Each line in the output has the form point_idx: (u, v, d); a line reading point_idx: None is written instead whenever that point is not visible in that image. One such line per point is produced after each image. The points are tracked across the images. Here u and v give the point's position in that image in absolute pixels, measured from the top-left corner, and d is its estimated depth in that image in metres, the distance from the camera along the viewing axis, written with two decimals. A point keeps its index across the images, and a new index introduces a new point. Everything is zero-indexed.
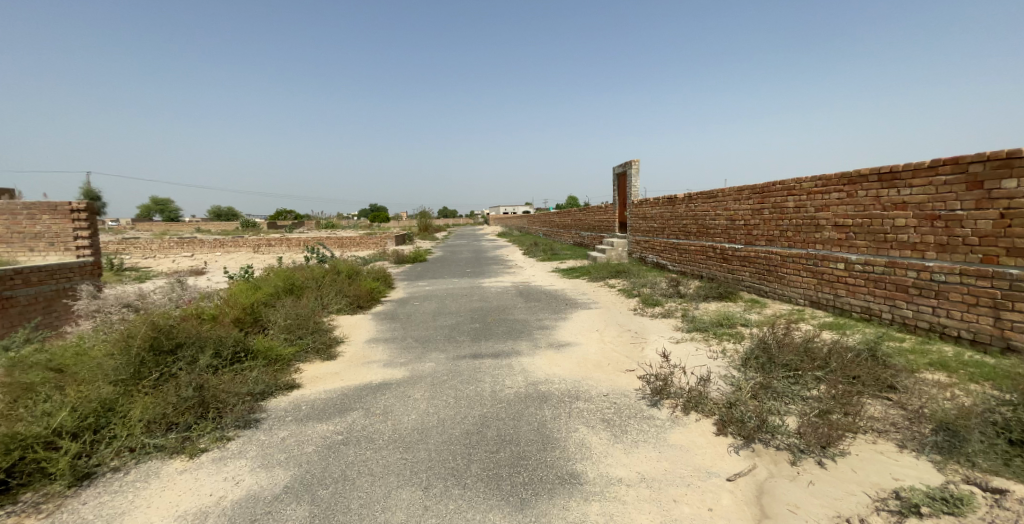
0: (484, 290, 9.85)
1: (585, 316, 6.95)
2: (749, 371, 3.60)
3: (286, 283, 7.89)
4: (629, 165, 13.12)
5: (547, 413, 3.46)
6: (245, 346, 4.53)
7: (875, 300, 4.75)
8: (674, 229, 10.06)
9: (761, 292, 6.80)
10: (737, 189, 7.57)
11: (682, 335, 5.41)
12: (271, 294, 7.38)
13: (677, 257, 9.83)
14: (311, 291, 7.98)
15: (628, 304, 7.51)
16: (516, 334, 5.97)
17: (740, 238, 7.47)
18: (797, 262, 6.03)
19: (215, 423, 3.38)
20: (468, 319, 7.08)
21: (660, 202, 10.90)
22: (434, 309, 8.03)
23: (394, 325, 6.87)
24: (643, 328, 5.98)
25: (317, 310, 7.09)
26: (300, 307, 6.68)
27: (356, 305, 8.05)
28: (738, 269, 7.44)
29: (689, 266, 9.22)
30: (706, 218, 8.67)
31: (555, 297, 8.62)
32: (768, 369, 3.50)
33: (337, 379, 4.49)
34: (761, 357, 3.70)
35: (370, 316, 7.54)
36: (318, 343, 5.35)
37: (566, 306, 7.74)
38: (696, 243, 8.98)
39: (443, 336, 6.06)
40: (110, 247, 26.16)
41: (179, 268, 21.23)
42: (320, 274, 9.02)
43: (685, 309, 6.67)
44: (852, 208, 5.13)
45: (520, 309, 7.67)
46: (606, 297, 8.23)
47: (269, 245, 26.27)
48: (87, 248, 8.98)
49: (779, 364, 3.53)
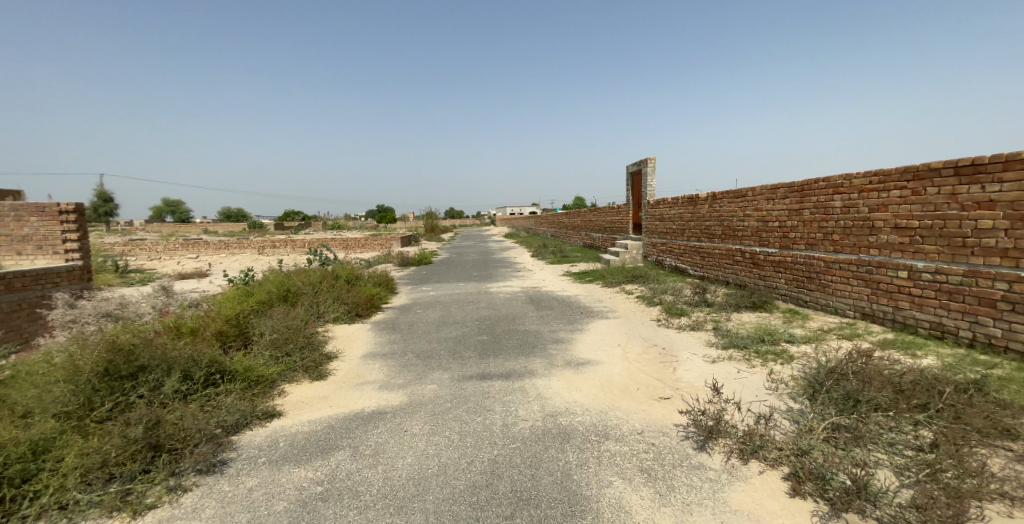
0: (492, 296, 9.23)
1: (603, 327, 6.29)
2: (817, 406, 2.95)
3: (279, 291, 7.30)
4: (644, 163, 12.43)
5: (572, 458, 2.84)
6: (220, 366, 3.95)
7: (950, 316, 4.19)
8: (695, 231, 9.41)
9: (800, 301, 6.15)
10: (771, 188, 6.91)
11: (718, 354, 4.76)
12: (262, 303, 6.81)
13: (699, 261, 9.16)
14: (306, 299, 7.39)
15: (651, 313, 6.85)
16: (529, 349, 5.34)
17: (774, 241, 6.81)
18: (845, 268, 5.38)
19: (170, 470, 2.76)
20: (475, 330, 6.45)
21: (679, 202, 10.23)
22: (439, 318, 7.42)
23: (394, 337, 6.27)
24: (671, 343, 5.33)
25: (310, 321, 6.49)
26: (291, 317, 6.09)
27: (354, 314, 7.44)
28: (772, 275, 6.79)
29: (713, 270, 8.57)
30: (733, 219, 8.00)
31: (568, 305, 7.95)
32: (843, 405, 2.86)
33: (324, 406, 3.89)
34: (831, 389, 3.04)
35: (369, 326, 6.95)
36: (306, 361, 4.75)
37: (582, 315, 7.09)
38: (721, 246, 8.31)
39: (447, 351, 5.45)
40: (115, 249, 25.81)
41: (182, 270, 20.81)
42: (318, 280, 8.44)
43: (716, 320, 6.00)
44: (918, 208, 4.54)
45: (532, 318, 7.03)
46: (625, 305, 7.58)
47: (273, 247, 25.87)
48: (76, 252, 8.30)
49: (856, 399, 2.87)
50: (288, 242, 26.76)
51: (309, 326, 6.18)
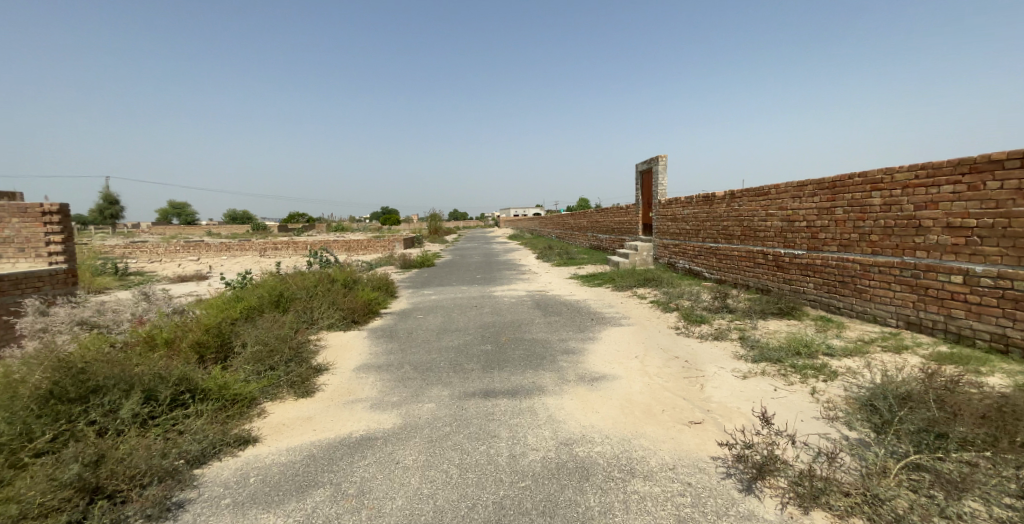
0: (497, 301, 8.75)
1: (617, 336, 5.80)
2: (891, 445, 2.48)
3: (270, 295, 6.85)
4: (654, 161, 11.96)
5: (593, 503, 2.37)
6: (190, 383, 3.49)
7: (1016, 326, 3.80)
8: (711, 231, 8.92)
9: (831, 308, 5.68)
10: (797, 185, 6.42)
11: (749, 369, 4.27)
12: (251, 310, 6.36)
13: (715, 263, 8.68)
14: (299, 305, 6.94)
15: (668, 321, 6.35)
16: (537, 361, 4.87)
17: (800, 242, 6.33)
18: (886, 272, 4.92)
19: (111, 518, 2.29)
20: (479, 338, 5.98)
21: (694, 201, 9.74)
22: (440, 324, 6.96)
23: (392, 346, 5.81)
24: (693, 355, 4.84)
25: (302, 329, 6.04)
26: (280, 325, 5.63)
27: (349, 320, 6.98)
28: (799, 279, 6.31)
29: (731, 274, 8.09)
30: (753, 219, 7.52)
31: (577, 310, 7.46)
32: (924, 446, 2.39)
33: (307, 429, 3.43)
34: (905, 422, 2.56)
35: (365, 333, 6.49)
36: (292, 375, 4.29)
37: (593, 322, 6.60)
38: (740, 248, 7.83)
39: (448, 362, 4.99)
40: (115, 251, 25.56)
41: (182, 273, 20.50)
42: (313, 284, 8.00)
43: (742, 329, 5.50)
44: (976, 204, 4.15)
45: (540, 325, 6.55)
46: (638, 311, 7.09)
47: (275, 248, 25.51)
48: (60, 254, 7.89)
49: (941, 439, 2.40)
50: (290, 244, 26.42)
51: (299, 334, 5.72)
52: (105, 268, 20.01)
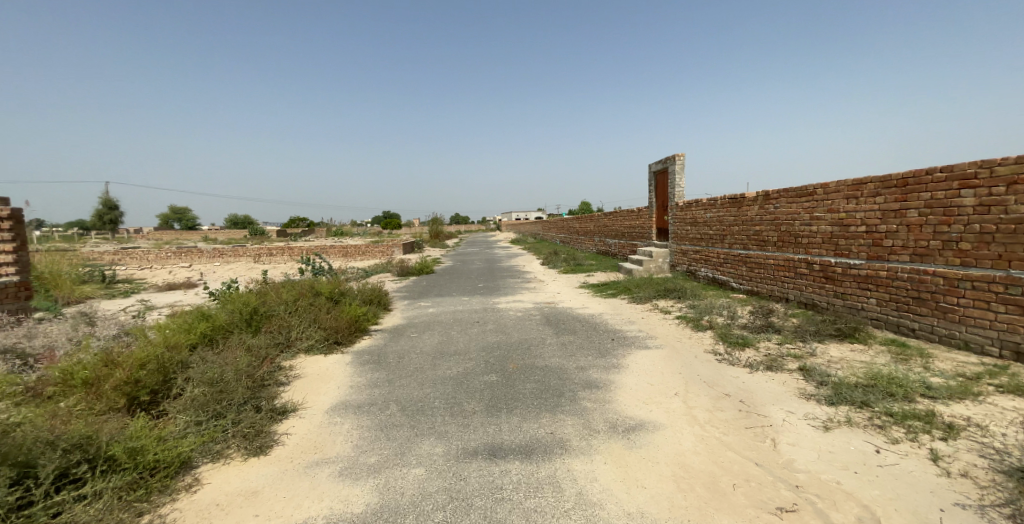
0: (501, 315, 7.81)
1: (645, 363, 4.87)
2: None
3: (241, 312, 5.93)
4: (670, 161, 11.05)
5: None
6: (89, 451, 2.59)
7: None
8: (741, 237, 8.00)
9: (904, 330, 4.75)
10: (853, 183, 5.51)
11: (828, 416, 3.33)
12: (215, 332, 5.44)
13: (746, 273, 7.76)
14: (274, 324, 6.01)
15: (703, 344, 5.41)
16: (553, 402, 3.93)
17: (859, 250, 5.41)
18: (983, 289, 4.01)
19: None
20: (481, 365, 5.05)
21: (719, 204, 8.82)
22: (437, 345, 6.03)
23: (379, 375, 4.88)
24: (748, 392, 3.90)
25: (271, 357, 5.11)
26: (245, 352, 4.70)
27: (332, 342, 6.04)
28: (856, 293, 5.40)
29: (767, 285, 7.18)
30: (795, 223, 6.59)
31: (594, 328, 6.52)
32: None
33: (247, 514, 2.51)
34: None
35: (349, 358, 5.56)
36: (242, 422, 3.36)
37: (614, 344, 5.66)
38: (777, 256, 6.90)
39: (443, 401, 4.06)
40: (105, 257, 24.70)
41: (171, 280, 19.64)
42: (294, 298, 7.08)
43: (798, 356, 4.57)
44: None
45: (552, 348, 5.63)
46: (664, 329, 6.16)
47: (269, 254, 24.67)
48: (9, 266, 7.01)
49: None
50: (285, 249, 25.56)
51: (266, 363, 4.78)
52: (91, 275, 19.19)
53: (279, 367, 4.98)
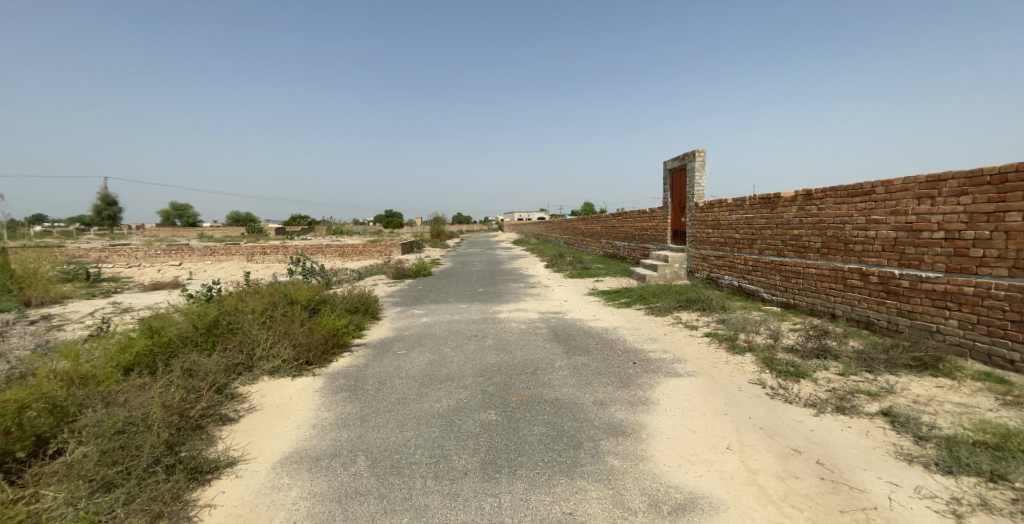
0: (503, 328, 6.89)
1: (679, 399, 3.95)
2: None
3: (196, 326, 5.02)
4: (689, 157, 10.17)
5: None
6: None
7: None
8: (775, 242, 7.09)
9: (1000, 362, 3.88)
10: (929, 181, 4.60)
11: (953, 495, 2.44)
12: (158, 352, 4.52)
13: (781, 284, 6.84)
14: (234, 341, 5.09)
15: (746, 373, 4.48)
16: (569, 459, 2.99)
17: (934, 261, 4.51)
18: None
19: None
20: (477, 397, 4.14)
21: (748, 204, 7.90)
22: (426, 367, 5.13)
23: (351, 410, 3.97)
24: (825, 448, 2.98)
25: (220, 384, 4.19)
26: (181, 382, 3.78)
27: (302, 362, 5.13)
28: (929, 313, 4.50)
29: (807, 298, 6.27)
30: (844, 228, 5.67)
31: (610, 348, 5.59)
32: None
33: None
34: None
35: (320, 383, 4.67)
36: (143, 496, 2.43)
37: (637, 370, 4.73)
38: (822, 265, 5.99)
39: (427, 454, 3.14)
40: (93, 254, 23.81)
41: (157, 280, 18.74)
42: (264, 307, 6.15)
43: (874, 393, 3.64)
44: None
45: (562, 375, 4.69)
46: (695, 352, 5.24)
47: (263, 253, 23.86)
48: None
49: None
50: (280, 248, 24.66)
51: (207, 394, 3.86)
52: (74, 272, 18.30)
53: (228, 398, 4.07)
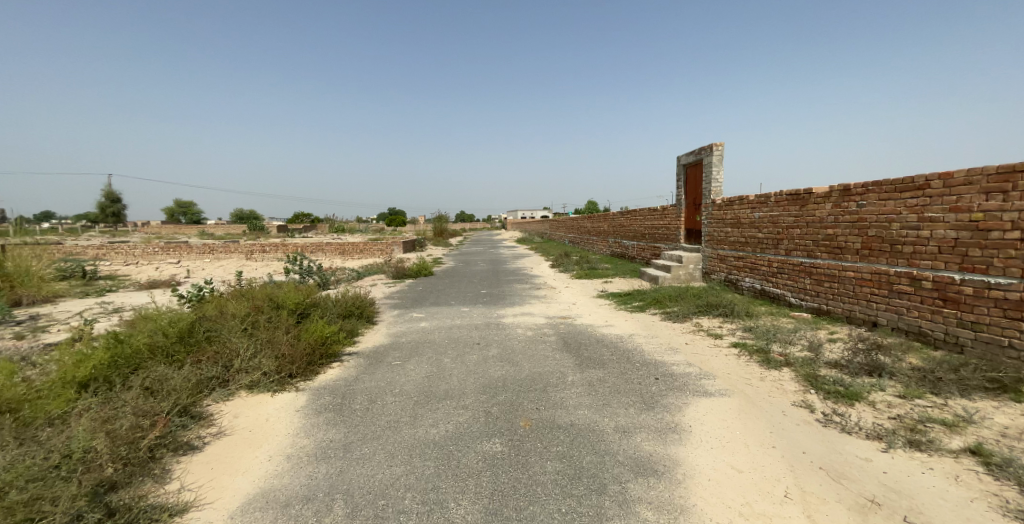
0: (508, 334, 6.34)
1: (715, 427, 3.38)
2: None
3: (167, 334, 4.49)
4: (706, 152, 9.59)
5: None
6: None
7: None
8: (805, 242, 6.50)
9: None
10: (1000, 173, 4.03)
11: None
12: (118, 365, 3.99)
13: (812, 288, 6.25)
14: (208, 352, 4.54)
15: (787, 393, 3.91)
16: (592, 511, 2.44)
17: (1005, 265, 3.94)
18: None
19: None
20: (480, 421, 3.58)
21: (773, 201, 7.32)
22: (423, 381, 4.57)
23: (334, 436, 3.42)
24: (909, 499, 2.42)
25: (183, 405, 3.63)
26: (133, 405, 3.22)
27: (284, 375, 4.58)
28: (999, 326, 3.93)
29: (844, 304, 5.69)
30: (891, 227, 5.09)
31: (627, 360, 5.02)
32: None
33: None
34: None
35: (302, 401, 4.13)
36: None
37: (661, 389, 4.16)
38: (863, 268, 5.41)
39: (420, 501, 2.58)
40: (91, 252, 23.42)
41: (154, 278, 18.28)
42: (247, 312, 5.62)
43: (950, 423, 3.07)
44: None
45: (576, 393, 4.13)
46: (724, 366, 4.67)
47: (262, 251, 23.42)
48: None
49: None
50: (280, 246, 24.20)
51: (164, 419, 3.29)
52: (70, 270, 17.89)
53: (189, 421, 3.51)
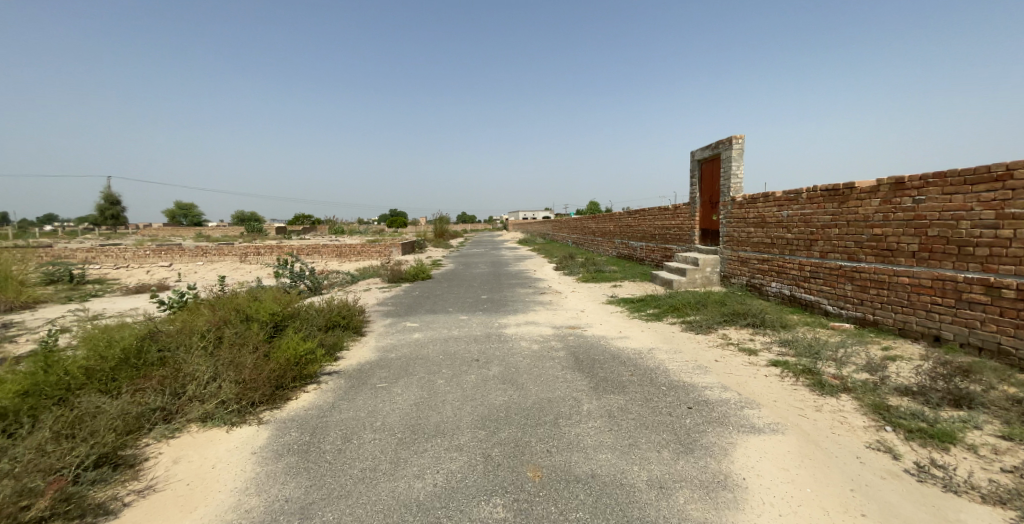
0: (511, 348, 5.61)
1: (780, 483, 2.63)
2: None
3: (106, 356, 3.76)
4: (724, 146, 8.85)
5: None
6: None
7: None
8: (845, 244, 5.78)
9: None
10: None
11: None
12: (34, 397, 3.21)
13: (855, 296, 5.53)
14: (153, 376, 3.79)
15: (856, 430, 3.18)
16: None
17: None
18: None
19: None
20: (478, 471, 2.84)
21: (805, 198, 6.60)
22: (411, 410, 3.84)
23: (293, 492, 2.68)
24: None
25: (99, 455, 2.82)
26: (28, 457, 2.46)
27: (243, 405, 3.82)
28: None
29: (897, 315, 4.97)
30: (959, 226, 4.45)
31: (650, 382, 4.27)
32: None
33: None
34: None
35: (263, 438, 3.40)
36: None
37: (699, 423, 3.42)
38: (921, 273, 4.72)
39: None
40: (79, 255, 22.64)
41: (142, 282, 17.53)
42: (212, 325, 4.89)
43: None
44: None
45: (594, 428, 3.38)
46: (768, 391, 3.93)
47: (256, 253, 22.71)
48: None
49: None
50: (275, 248, 23.52)
51: (59, 480, 2.47)
52: (54, 274, 17.14)
53: (105, 476, 2.73)
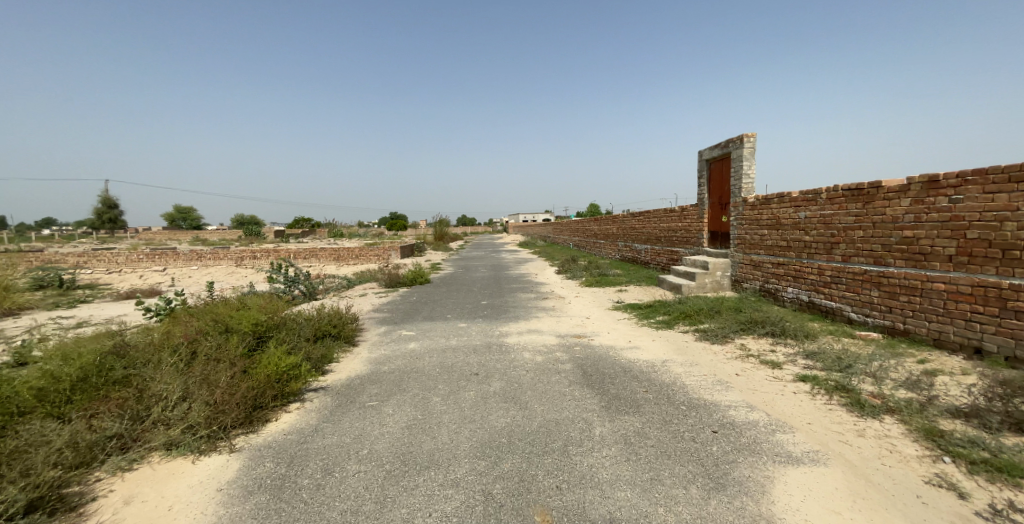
0: (512, 361, 5.19)
1: None
2: None
3: (60, 375, 3.36)
4: (734, 145, 8.47)
5: None
6: None
7: None
8: (871, 247, 5.38)
9: None
10: None
11: None
12: None
13: (883, 303, 5.12)
14: (113, 398, 3.39)
15: (910, 461, 2.78)
16: None
17: None
18: None
19: None
20: (475, 515, 2.44)
21: (824, 198, 6.21)
22: (401, 435, 3.43)
23: None
24: None
25: (30, 500, 2.41)
26: None
27: (214, 430, 3.41)
28: None
29: (932, 324, 4.57)
30: (1004, 228, 4.07)
31: (668, 401, 3.86)
32: None
33: None
34: None
35: (232, 470, 2.99)
36: None
37: (727, 452, 3.00)
38: (960, 279, 4.33)
39: None
40: (71, 259, 22.19)
41: (134, 287, 17.09)
42: (187, 337, 4.48)
43: None
44: None
45: (609, 459, 2.96)
46: (800, 412, 3.52)
47: (252, 257, 22.27)
48: None
49: None
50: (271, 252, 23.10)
51: None
52: (43, 279, 16.69)
53: None
